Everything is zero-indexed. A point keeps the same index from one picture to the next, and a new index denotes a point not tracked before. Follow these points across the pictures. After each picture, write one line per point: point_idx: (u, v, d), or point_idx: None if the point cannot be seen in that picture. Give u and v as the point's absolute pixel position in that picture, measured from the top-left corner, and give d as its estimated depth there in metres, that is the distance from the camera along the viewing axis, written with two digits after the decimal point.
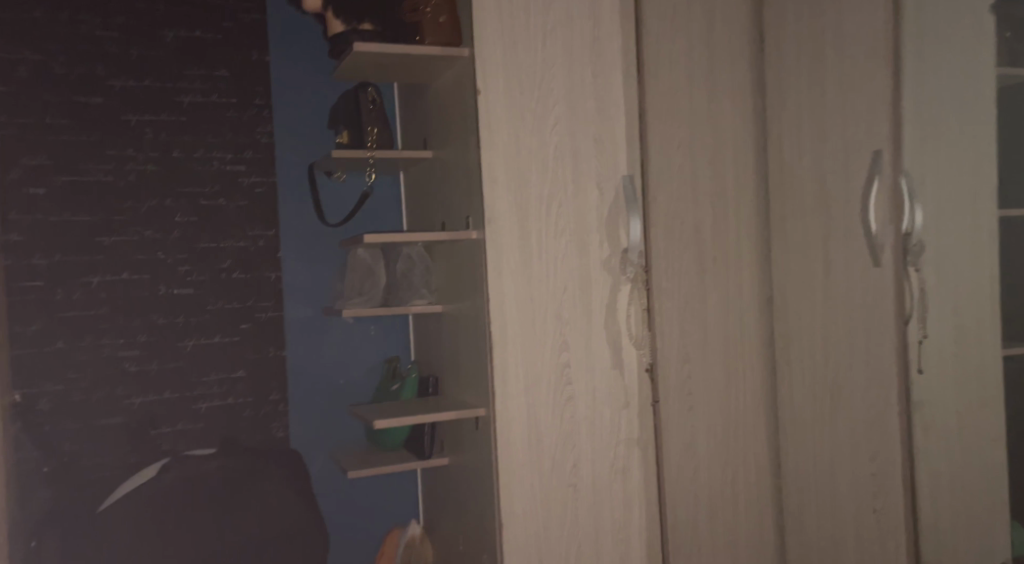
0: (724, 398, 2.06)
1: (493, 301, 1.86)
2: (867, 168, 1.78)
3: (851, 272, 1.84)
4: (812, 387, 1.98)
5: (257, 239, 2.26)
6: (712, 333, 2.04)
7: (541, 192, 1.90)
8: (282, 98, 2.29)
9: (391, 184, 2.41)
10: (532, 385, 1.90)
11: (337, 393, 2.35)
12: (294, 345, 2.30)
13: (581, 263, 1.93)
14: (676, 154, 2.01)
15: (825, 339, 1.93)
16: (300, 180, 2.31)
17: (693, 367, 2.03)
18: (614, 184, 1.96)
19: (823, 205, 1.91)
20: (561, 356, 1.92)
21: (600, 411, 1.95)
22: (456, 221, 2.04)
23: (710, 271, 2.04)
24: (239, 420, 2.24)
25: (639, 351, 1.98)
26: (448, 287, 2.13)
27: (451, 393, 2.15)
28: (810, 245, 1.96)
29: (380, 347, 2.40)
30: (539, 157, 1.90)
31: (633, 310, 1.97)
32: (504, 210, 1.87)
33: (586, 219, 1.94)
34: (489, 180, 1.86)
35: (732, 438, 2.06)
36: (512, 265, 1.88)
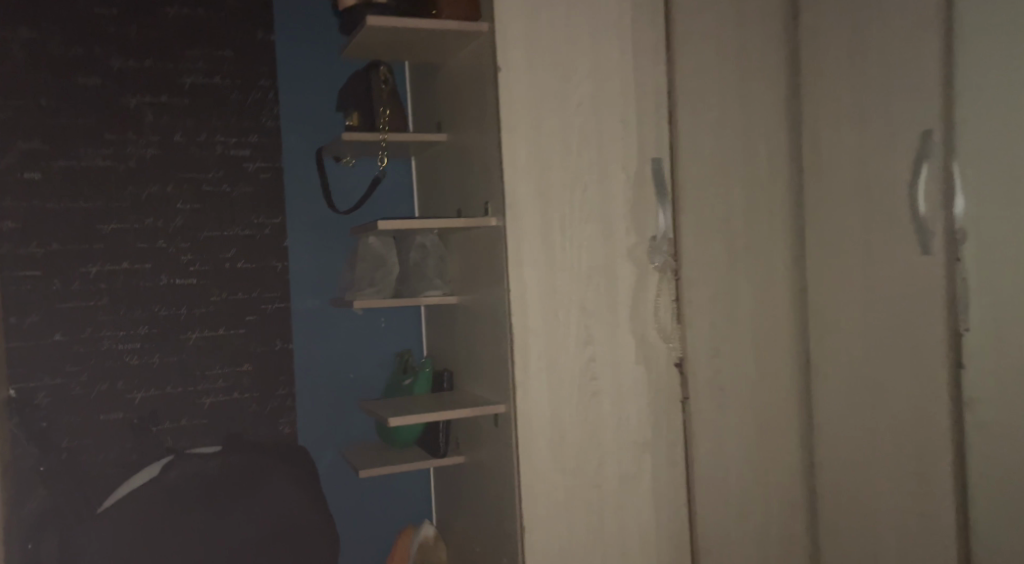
0: (755, 392, 1.96)
1: (514, 291, 1.76)
2: (914, 149, 1.66)
3: (896, 259, 1.73)
4: (852, 383, 1.86)
5: (263, 227, 2.16)
6: (744, 325, 1.94)
7: (564, 175, 1.79)
8: (289, 80, 2.18)
9: (403, 169, 2.30)
10: (554, 381, 1.79)
11: (347, 387, 2.25)
12: (301, 338, 2.20)
13: (606, 252, 1.82)
14: (705, 136, 1.90)
15: (865, 332, 1.82)
16: (308, 165, 2.20)
17: (724, 361, 1.93)
18: (641, 168, 1.85)
19: (863, 190, 1.80)
20: (584, 350, 1.81)
21: (627, 407, 1.85)
22: (473, 207, 1.93)
23: (741, 259, 1.94)
24: (245, 416, 2.14)
25: (668, 344, 1.87)
26: (463, 277, 2.03)
27: (467, 388, 2.05)
28: (847, 232, 1.85)
29: (391, 340, 2.30)
30: (562, 138, 1.79)
31: (662, 302, 1.87)
32: (526, 195, 1.77)
33: (612, 204, 1.83)
34: (509, 163, 1.75)
35: (763, 437, 1.96)
36: (534, 253, 1.77)
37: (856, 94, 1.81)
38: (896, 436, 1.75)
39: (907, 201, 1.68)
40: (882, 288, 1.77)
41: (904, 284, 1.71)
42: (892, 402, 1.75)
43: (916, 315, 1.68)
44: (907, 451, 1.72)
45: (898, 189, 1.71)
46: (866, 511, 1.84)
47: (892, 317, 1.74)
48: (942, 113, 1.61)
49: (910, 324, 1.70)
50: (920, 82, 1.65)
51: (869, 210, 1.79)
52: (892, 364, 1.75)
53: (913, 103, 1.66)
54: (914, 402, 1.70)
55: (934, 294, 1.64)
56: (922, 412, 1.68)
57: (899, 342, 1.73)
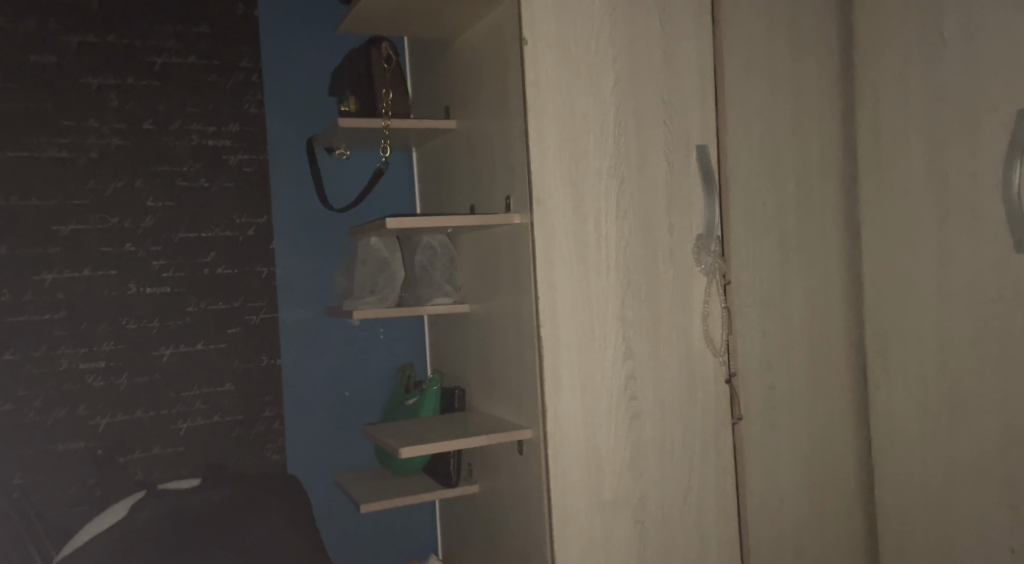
0: (811, 410, 1.74)
1: (544, 298, 1.52)
2: (1006, 131, 1.45)
3: (978, 260, 1.51)
4: (923, 398, 1.65)
5: (246, 228, 1.90)
6: (798, 334, 1.72)
7: (599, 165, 1.56)
8: (275, 61, 1.93)
9: (403, 161, 2.05)
10: (590, 403, 1.55)
11: (342, 407, 1.99)
12: (290, 352, 1.94)
13: (646, 253, 1.59)
14: (756, 121, 1.68)
15: (941, 343, 1.60)
16: (298, 157, 1.95)
17: (778, 374, 1.70)
18: (684, 156, 1.62)
19: (937, 180, 1.58)
20: (623, 365, 1.58)
21: (670, 432, 1.61)
22: (489, 202, 1.69)
23: (794, 259, 1.72)
24: (227, 443, 1.88)
25: (716, 357, 1.64)
26: (476, 282, 1.78)
27: (482, 409, 1.80)
28: (916, 230, 1.64)
29: (392, 353, 2.05)
30: (596, 123, 1.56)
31: (711, 310, 1.63)
32: (556, 187, 1.53)
33: (652, 199, 1.60)
34: (538, 151, 1.51)
35: (819, 460, 1.75)
36: (565, 255, 1.53)
37: (927, 71, 1.59)
38: (981, 462, 1.53)
39: (995, 192, 1.47)
40: (959, 293, 1.55)
41: (990, 287, 1.49)
42: (975, 423, 1.54)
43: (1006, 324, 1.46)
44: (995, 478, 1.51)
45: (983, 178, 1.49)
46: (941, 547, 1.63)
47: (975, 326, 1.52)
48: None
49: (999, 334, 1.48)
50: (1010, 54, 1.43)
51: (944, 201, 1.57)
52: (973, 379, 1.54)
53: (1001, 80, 1.45)
54: (1004, 424, 1.48)
55: None
56: (1013, 436, 1.47)
57: (984, 354, 1.51)
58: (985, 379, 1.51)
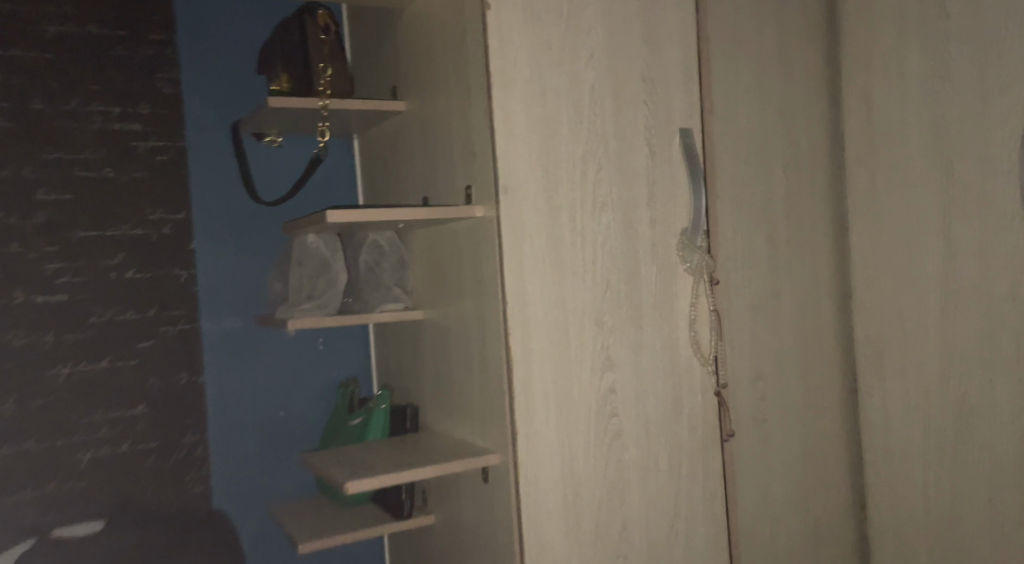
0: (803, 422, 1.58)
1: (514, 303, 1.32)
2: (1020, 112, 1.32)
3: (990, 253, 1.38)
4: (925, 406, 1.51)
5: (160, 226, 1.63)
6: (790, 339, 1.56)
7: (573, 150, 1.37)
8: (194, 32, 1.66)
9: (343, 149, 1.82)
10: (565, 421, 1.36)
11: (276, 430, 1.74)
12: (214, 370, 1.68)
13: (626, 250, 1.40)
14: (742, 103, 1.52)
15: (946, 346, 1.46)
16: (220, 143, 1.69)
17: (769, 384, 1.54)
18: (667, 141, 1.44)
19: (940, 168, 1.45)
20: (603, 378, 1.39)
21: (655, 452, 1.43)
22: (445, 193, 1.48)
23: (784, 256, 1.55)
24: (140, 476, 1.60)
25: (704, 367, 1.46)
26: (430, 285, 1.56)
27: (439, 431, 1.58)
28: (915, 223, 1.50)
29: (332, 367, 1.80)
30: (570, 103, 1.37)
31: (698, 314, 1.45)
32: (526, 175, 1.33)
33: (632, 189, 1.41)
34: (505, 132, 1.31)
35: (813, 478, 1.59)
36: (537, 252, 1.34)
37: (926, 47, 1.46)
38: (995, 476, 1.40)
39: (1009, 179, 1.34)
40: (967, 290, 1.42)
41: (1003, 283, 1.36)
42: (986, 433, 1.41)
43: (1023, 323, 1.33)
44: (1011, 494, 1.37)
45: (995, 164, 1.36)
46: None
47: (987, 326, 1.39)
48: None
49: (1015, 335, 1.35)
50: None
51: (948, 190, 1.44)
52: (985, 386, 1.41)
53: (1015, 54, 1.32)
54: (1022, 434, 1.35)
55: None
56: None
57: (998, 358, 1.38)
58: (999, 385, 1.38)
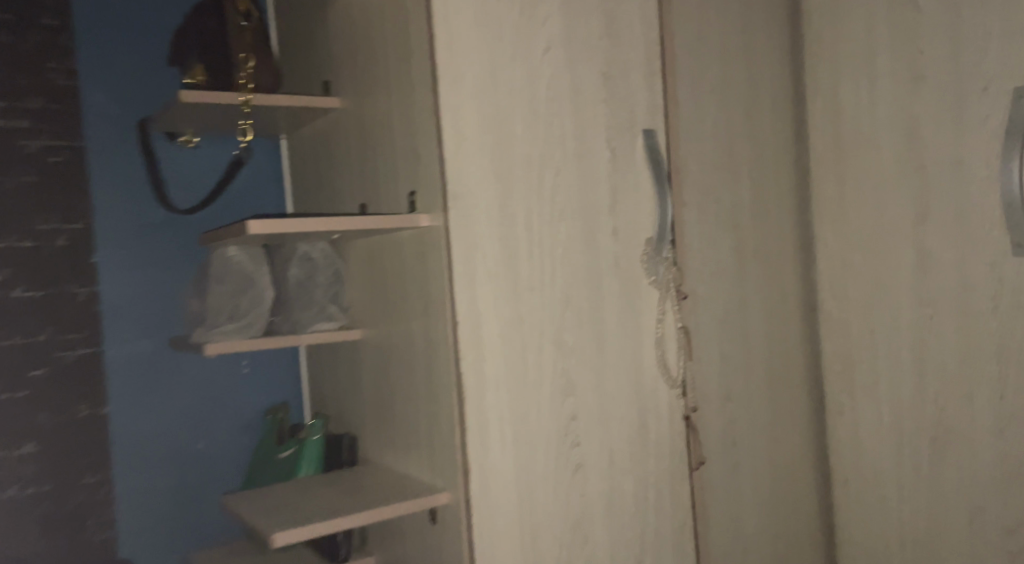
0: (771, 445, 1.48)
1: (465, 323, 1.17)
2: (998, 115, 1.24)
3: (967, 264, 1.30)
4: (898, 425, 1.43)
5: (55, 237, 1.42)
6: (758, 356, 1.46)
7: (528, 153, 1.23)
8: (94, 16, 1.46)
9: (269, 151, 1.64)
10: (523, 454, 1.22)
11: (193, 466, 1.54)
12: (120, 399, 1.48)
13: (587, 263, 1.28)
14: (707, 103, 1.41)
15: (920, 362, 1.39)
16: (126, 143, 1.49)
17: (738, 405, 1.43)
18: (629, 143, 1.32)
19: (912, 174, 1.37)
20: (564, 404, 1.26)
21: (620, 484, 1.31)
22: (386, 200, 1.32)
23: (751, 267, 1.45)
24: (31, 525, 1.39)
25: (672, 390, 1.35)
26: (369, 302, 1.40)
27: (379, 465, 1.42)
28: (886, 232, 1.42)
29: (258, 393, 1.62)
30: (525, 100, 1.23)
31: (665, 331, 1.34)
32: (477, 180, 1.19)
33: (594, 196, 1.28)
34: (453, 131, 1.17)
35: (781, 503, 1.49)
36: (490, 266, 1.20)
37: (896, 46, 1.38)
38: (974, 499, 1.33)
39: (987, 185, 1.27)
40: (942, 303, 1.34)
41: (983, 296, 1.29)
42: (965, 454, 1.33)
43: (1003, 339, 1.26)
44: (992, 518, 1.30)
45: (972, 169, 1.28)
46: None
47: (964, 341, 1.32)
48: None
49: (995, 350, 1.28)
50: (1003, 23, 1.23)
51: (922, 198, 1.36)
52: (962, 404, 1.33)
53: (992, 54, 1.25)
54: (1003, 455, 1.28)
55: None
56: (1014, 470, 1.27)
57: (978, 374, 1.30)
58: (978, 403, 1.31)
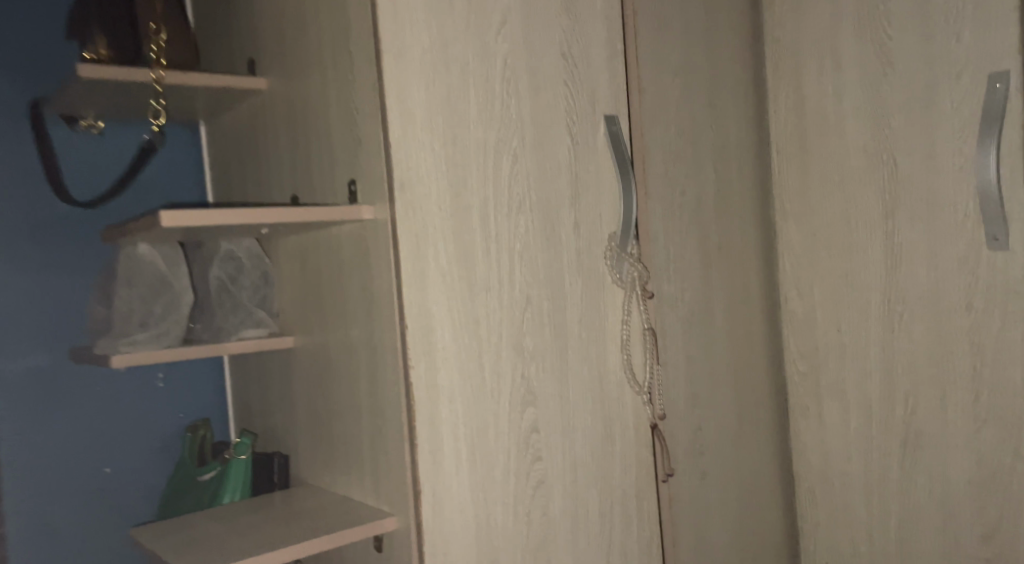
0: (737, 451, 1.40)
1: (416, 328, 1.05)
2: (972, 103, 1.19)
3: (939, 260, 1.25)
4: (867, 428, 1.37)
5: None
6: (722, 357, 1.38)
7: (483, 138, 1.12)
8: None
9: (186, 139, 1.47)
10: (481, 472, 1.10)
11: (100, 493, 1.36)
12: (11, 421, 1.28)
13: (547, 260, 1.17)
14: (671, 89, 1.32)
15: (890, 362, 1.33)
16: (17, 127, 1.30)
17: (704, 410, 1.35)
18: (591, 130, 1.22)
19: (881, 166, 1.31)
20: (524, 415, 1.14)
21: (584, 501, 1.20)
22: (322, 191, 1.18)
23: (716, 264, 1.37)
24: None
25: (638, 397, 1.25)
26: (302, 305, 1.26)
27: (316, 486, 1.27)
28: (854, 227, 1.36)
29: (176, 409, 1.44)
30: (479, 80, 1.11)
31: (630, 333, 1.24)
32: (427, 168, 1.06)
33: (554, 187, 1.18)
34: (400, 111, 1.04)
35: (747, 513, 1.42)
36: (442, 264, 1.07)
37: (863, 33, 1.32)
38: (948, 506, 1.27)
39: (961, 177, 1.21)
40: (913, 300, 1.29)
41: (956, 292, 1.23)
42: (938, 457, 1.28)
43: (978, 336, 1.21)
44: (965, 523, 1.25)
45: (944, 160, 1.23)
46: None
47: (937, 340, 1.26)
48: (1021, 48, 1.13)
49: (969, 349, 1.22)
50: (977, 6, 1.18)
51: (891, 190, 1.30)
52: (935, 406, 1.28)
53: (965, 40, 1.19)
54: (977, 460, 1.23)
55: (1012, 306, 1.17)
56: (990, 474, 1.21)
57: (951, 374, 1.25)
58: (951, 404, 1.25)
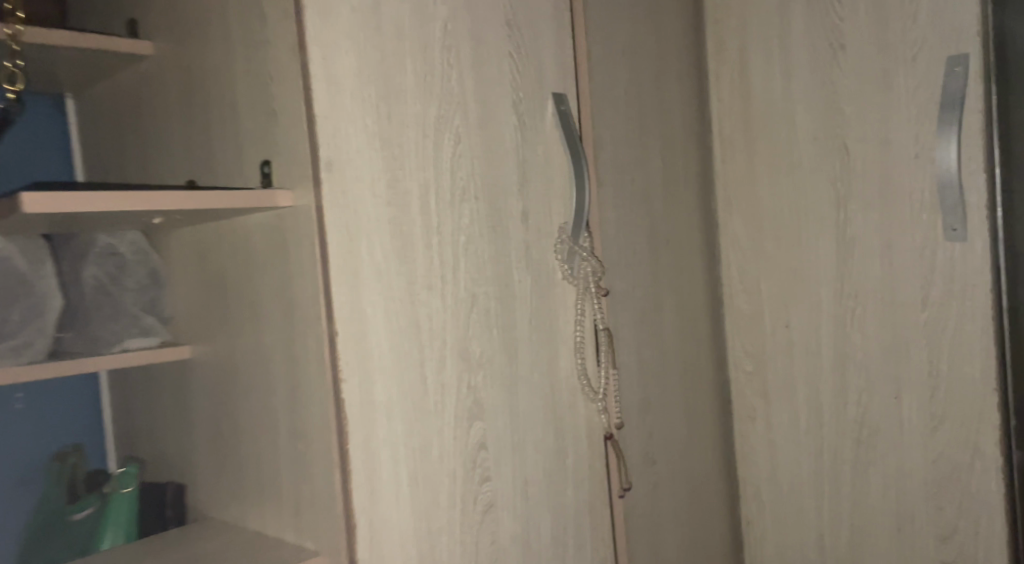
0: (686, 457, 1.31)
1: (349, 334, 0.89)
2: (930, 88, 1.14)
3: (895, 252, 1.20)
4: (817, 428, 1.32)
5: None
6: (671, 358, 1.29)
7: (422, 112, 0.96)
8: None
9: (49, 113, 1.24)
10: (423, 501, 0.95)
11: None
12: None
13: (494, 253, 1.03)
14: (618, 68, 1.21)
15: (841, 359, 1.28)
16: None
17: (655, 415, 1.25)
18: (538, 109, 1.09)
19: (833, 155, 1.25)
20: (470, 431, 1.00)
21: (537, 523, 1.07)
22: (229, 173, 1.00)
23: (664, 258, 1.28)
24: None
25: (595, 404, 1.14)
26: (202, 309, 1.07)
27: (221, 521, 1.08)
28: (804, 218, 1.30)
29: (41, 436, 1.21)
30: (417, 46, 0.96)
31: (584, 335, 1.13)
32: (359, 146, 0.90)
33: (501, 171, 1.04)
34: (326, 77, 0.87)
35: (697, 522, 1.33)
36: (379, 258, 0.92)
37: (813, 14, 1.26)
38: (903, 508, 1.23)
39: (917, 166, 1.17)
40: (867, 294, 1.24)
41: (913, 286, 1.19)
42: (894, 456, 1.23)
43: (936, 331, 1.17)
44: (921, 523, 1.21)
45: (900, 148, 1.18)
46: None
47: (892, 336, 1.22)
48: (981, 31, 1.09)
49: (927, 345, 1.18)
50: None
51: (843, 180, 1.24)
52: (890, 405, 1.23)
53: (921, 22, 1.14)
54: (935, 458, 1.19)
55: (971, 300, 1.13)
56: (948, 475, 1.18)
57: (906, 371, 1.21)
58: (906, 403, 1.21)
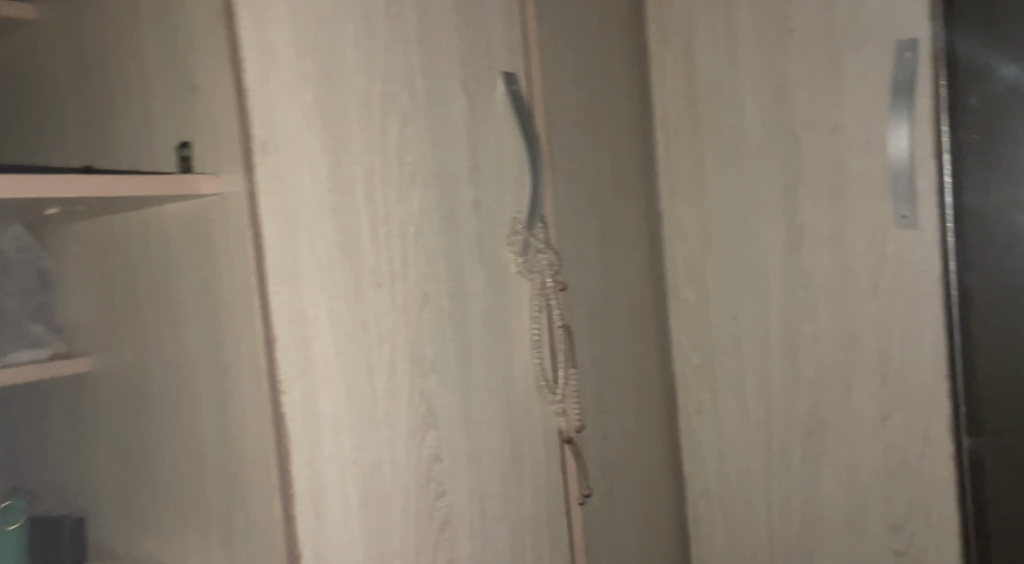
0: (638, 457, 1.26)
1: (292, 340, 0.77)
2: (879, 75, 1.13)
3: (845, 241, 1.18)
4: (767, 421, 1.29)
5: None
6: (622, 353, 1.23)
7: (368, 89, 0.86)
8: None
9: None
10: (376, 524, 0.84)
11: None
12: None
13: (445, 245, 0.94)
14: (567, 48, 1.14)
15: (791, 350, 1.25)
16: None
17: (609, 414, 1.19)
18: (488, 89, 1.00)
19: (782, 142, 1.22)
20: (424, 442, 0.90)
21: (495, 537, 0.98)
22: (139, 156, 0.86)
23: (613, 249, 1.22)
24: None
25: (553, 406, 1.07)
26: (105, 313, 0.92)
27: (133, 555, 0.94)
28: (752, 208, 1.26)
29: None
30: (360, 14, 0.86)
31: (541, 333, 1.06)
32: (298, 124, 0.79)
33: (451, 155, 0.95)
34: (259, 45, 0.76)
35: (650, 523, 1.28)
36: (324, 253, 0.81)
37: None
38: (855, 498, 1.22)
39: (866, 153, 1.15)
40: (817, 283, 1.22)
41: (863, 274, 1.17)
42: (846, 447, 1.22)
43: (887, 320, 1.16)
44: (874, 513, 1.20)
45: (849, 135, 1.16)
46: None
47: (843, 326, 1.20)
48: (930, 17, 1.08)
49: (878, 333, 1.17)
50: None
51: (792, 168, 1.22)
52: (841, 395, 1.22)
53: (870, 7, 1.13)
54: (886, 447, 1.18)
55: (922, 288, 1.12)
56: (899, 463, 1.17)
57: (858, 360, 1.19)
58: (857, 393, 1.20)
